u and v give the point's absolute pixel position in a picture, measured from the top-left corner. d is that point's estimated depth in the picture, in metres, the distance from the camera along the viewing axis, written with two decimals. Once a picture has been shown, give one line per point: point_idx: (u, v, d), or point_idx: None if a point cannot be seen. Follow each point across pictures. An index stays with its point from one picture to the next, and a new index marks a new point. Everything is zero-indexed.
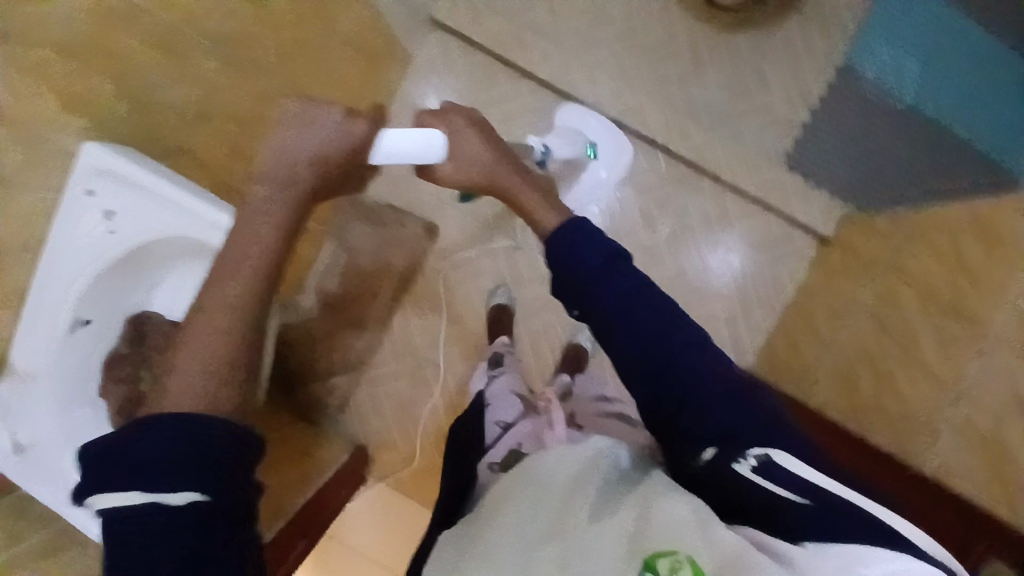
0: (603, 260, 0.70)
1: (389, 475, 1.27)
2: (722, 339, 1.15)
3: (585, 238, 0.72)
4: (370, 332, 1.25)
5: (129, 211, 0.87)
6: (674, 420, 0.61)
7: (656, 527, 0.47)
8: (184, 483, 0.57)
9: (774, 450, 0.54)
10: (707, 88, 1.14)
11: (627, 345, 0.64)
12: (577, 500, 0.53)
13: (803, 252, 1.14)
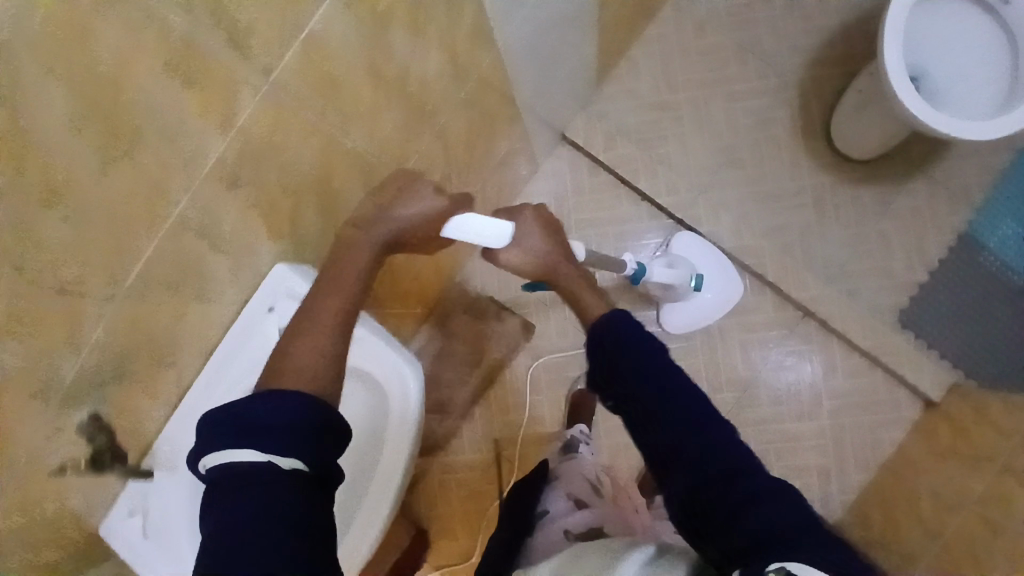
0: (643, 348, 0.66)
1: (446, 567, 1.23)
2: (812, 490, 1.13)
3: (629, 328, 0.68)
4: (450, 417, 1.26)
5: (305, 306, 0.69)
6: (699, 523, 0.54)
7: None
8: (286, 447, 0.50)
9: (791, 562, 0.46)
10: (827, 240, 1.15)
11: (654, 434, 0.60)
12: None
13: (906, 414, 1.12)
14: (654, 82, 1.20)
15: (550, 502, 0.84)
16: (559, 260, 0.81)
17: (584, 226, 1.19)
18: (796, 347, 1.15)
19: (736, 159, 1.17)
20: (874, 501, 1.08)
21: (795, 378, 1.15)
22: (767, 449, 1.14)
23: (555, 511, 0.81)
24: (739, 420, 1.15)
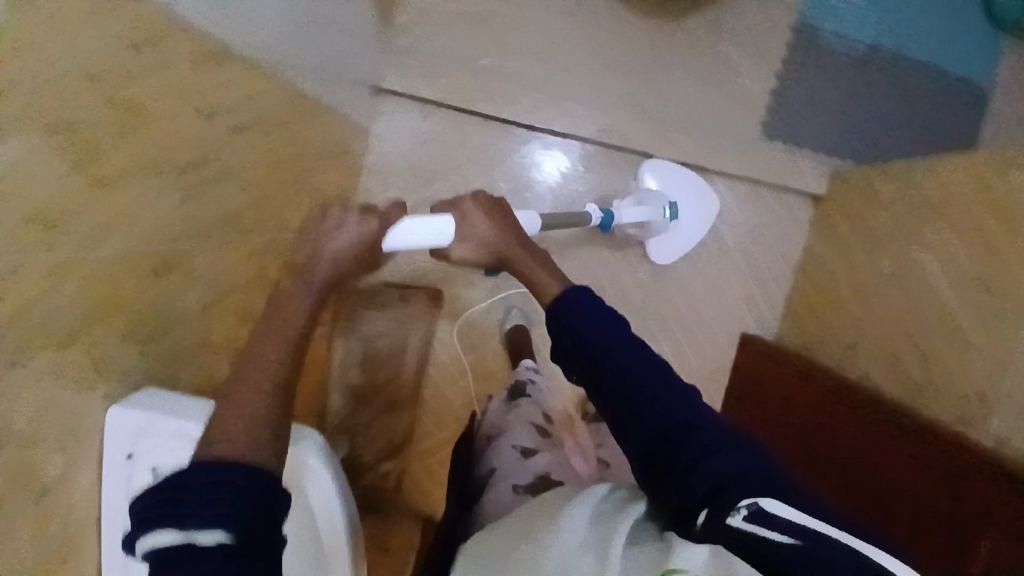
0: (602, 319, 0.65)
1: None
2: (745, 321, 1.20)
3: (594, 306, 0.66)
4: (406, 412, 1.21)
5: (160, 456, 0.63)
6: (663, 464, 0.53)
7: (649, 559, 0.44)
8: (210, 522, 0.46)
9: (764, 497, 0.46)
10: (679, 85, 1.10)
11: (623, 389, 0.58)
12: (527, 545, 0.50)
13: (800, 216, 1.16)
14: None
15: (494, 454, 0.80)
16: (508, 246, 0.83)
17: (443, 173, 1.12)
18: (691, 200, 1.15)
19: (564, 39, 1.09)
20: (801, 306, 1.14)
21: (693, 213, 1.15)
22: (696, 303, 1.19)
23: (501, 465, 0.77)
24: (661, 289, 1.18)
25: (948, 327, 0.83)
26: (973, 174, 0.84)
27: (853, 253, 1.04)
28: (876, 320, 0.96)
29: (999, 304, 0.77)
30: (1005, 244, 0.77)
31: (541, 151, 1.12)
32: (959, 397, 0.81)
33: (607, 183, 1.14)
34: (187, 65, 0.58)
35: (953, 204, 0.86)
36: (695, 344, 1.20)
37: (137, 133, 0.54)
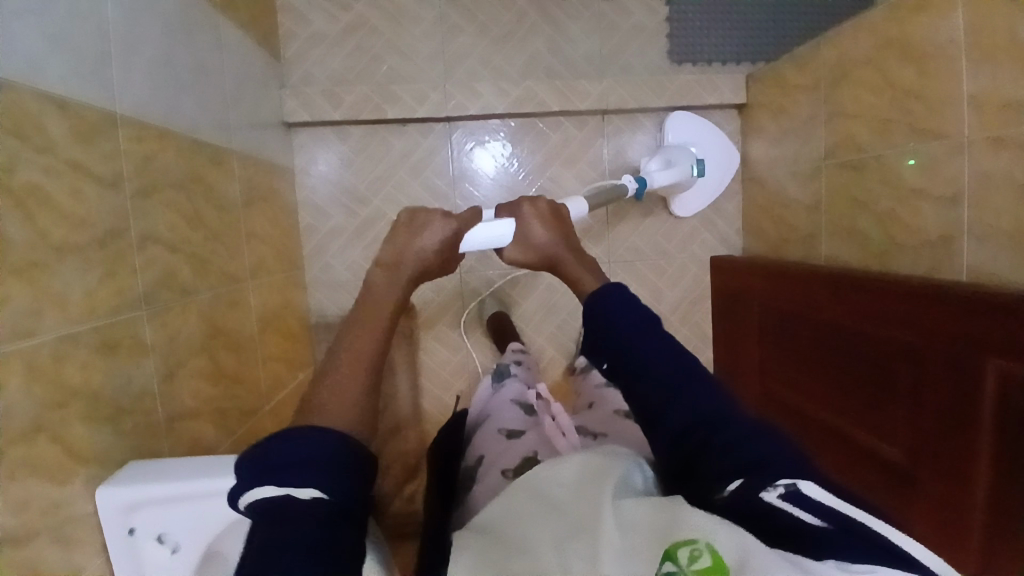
0: (638, 319, 0.64)
1: None
2: (709, 242, 1.21)
3: (633, 303, 0.66)
4: (411, 429, 1.21)
5: (182, 521, 0.62)
6: (692, 453, 0.55)
7: (678, 520, 0.47)
8: (307, 479, 0.48)
9: (802, 479, 0.48)
10: (575, 38, 1.11)
11: (656, 378, 0.59)
12: (576, 500, 0.53)
13: (730, 128, 1.17)
14: (325, 10, 1.07)
15: (484, 445, 0.82)
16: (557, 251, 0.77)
17: (377, 187, 1.14)
18: (634, 145, 1.16)
19: (451, 26, 1.09)
20: (755, 211, 1.15)
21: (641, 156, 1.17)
22: (655, 239, 1.20)
23: (490, 454, 0.79)
24: (620, 237, 1.19)
25: (890, 182, 0.84)
26: (869, 32, 0.85)
27: (785, 146, 1.05)
28: (825, 200, 0.97)
29: (924, 145, 0.77)
30: (915, 87, 0.78)
31: (474, 147, 1.14)
32: (919, 246, 0.80)
33: (537, 150, 1.14)
34: (68, 141, 0.57)
35: (859, 65, 0.87)
36: (667, 280, 1.21)
37: (35, 217, 0.53)
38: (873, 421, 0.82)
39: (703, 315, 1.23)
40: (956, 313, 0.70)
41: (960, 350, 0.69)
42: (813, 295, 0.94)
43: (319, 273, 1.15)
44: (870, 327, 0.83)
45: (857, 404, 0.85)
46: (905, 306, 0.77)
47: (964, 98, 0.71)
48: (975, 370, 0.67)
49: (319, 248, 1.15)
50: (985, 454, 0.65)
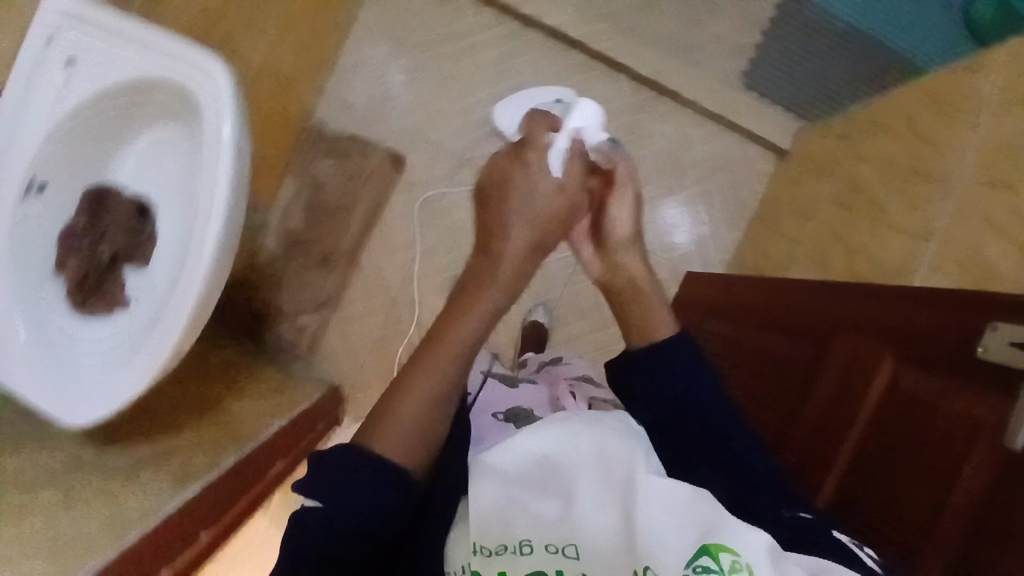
0: (700, 398, 0.60)
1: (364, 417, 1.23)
2: (691, 259, 1.22)
3: (700, 361, 0.62)
4: (338, 270, 1.19)
5: (93, 57, 0.70)
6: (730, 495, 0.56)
7: (716, 519, 0.44)
8: None
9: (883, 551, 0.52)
10: (667, 18, 1.19)
11: (708, 438, 0.58)
12: (606, 482, 0.47)
13: (762, 168, 1.20)
14: None
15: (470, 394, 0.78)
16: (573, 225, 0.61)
17: (434, 45, 1.18)
18: (674, 206, 1.21)
19: None
20: (747, 245, 1.17)
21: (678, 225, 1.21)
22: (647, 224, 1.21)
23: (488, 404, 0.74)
24: None
25: (876, 220, 0.85)
26: (917, 91, 0.89)
27: (801, 189, 1.09)
28: (814, 236, 0.98)
29: (919, 186, 0.79)
30: (934, 135, 0.80)
31: (537, 60, 1.18)
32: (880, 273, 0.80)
33: (585, 91, 1.18)
34: None
35: (896, 118, 0.91)
36: None
37: None
38: (765, 403, 0.81)
39: None
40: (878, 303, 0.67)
41: (863, 341, 0.67)
42: (750, 292, 0.93)
43: (340, 88, 1.18)
44: (795, 315, 0.80)
45: (756, 387, 0.84)
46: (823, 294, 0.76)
47: (970, 143, 0.73)
48: (872, 361, 0.65)
49: (352, 68, 1.18)
50: (847, 442, 0.64)
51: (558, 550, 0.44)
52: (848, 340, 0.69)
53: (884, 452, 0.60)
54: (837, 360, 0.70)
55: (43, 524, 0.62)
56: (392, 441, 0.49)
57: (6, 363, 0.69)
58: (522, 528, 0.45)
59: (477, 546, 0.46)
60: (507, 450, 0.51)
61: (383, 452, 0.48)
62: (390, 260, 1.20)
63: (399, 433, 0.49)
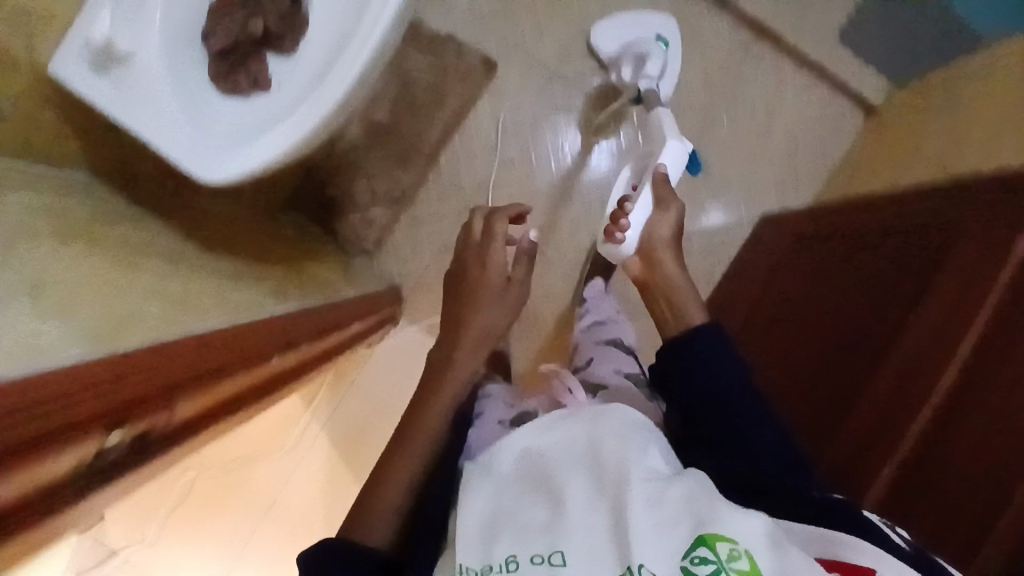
0: (721, 378, 0.67)
1: (422, 321, 1.23)
2: (769, 204, 1.22)
3: (727, 345, 0.70)
4: (415, 167, 1.18)
5: None
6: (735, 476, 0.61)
7: (713, 511, 0.50)
8: None
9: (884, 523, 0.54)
10: None
11: (717, 414, 0.66)
12: (593, 476, 0.57)
13: (849, 124, 1.21)
14: None
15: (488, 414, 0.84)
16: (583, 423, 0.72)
17: None
18: (756, 148, 1.21)
19: None
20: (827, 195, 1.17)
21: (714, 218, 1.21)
22: (728, 165, 1.21)
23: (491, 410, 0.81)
24: (702, 142, 1.21)
25: (990, 148, 0.84)
26: None
27: (894, 140, 1.09)
28: (912, 175, 0.98)
29: None
30: None
31: None
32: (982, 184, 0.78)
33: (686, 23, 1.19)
34: None
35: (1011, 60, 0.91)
36: (715, 208, 1.22)
37: None
38: (812, 425, 0.80)
39: (723, 260, 1.22)
40: (977, 261, 0.67)
41: (985, 258, 0.66)
42: (862, 229, 0.91)
43: None
44: (851, 314, 0.81)
45: (805, 407, 0.83)
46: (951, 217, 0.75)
47: None
48: (994, 273, 0.64)
49: None
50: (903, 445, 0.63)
51: (543, 561, 0.50)
52: (975, 254, 0.68)
53: (949, 454, 0.60)
54: (954, 276, 0.69)
55: (155, 280, 0.55)
56: (374, 529, 0.65)
57: (155, 117, 0.61)
58: (503, 548, 0.52)
59: (463, 566, 0.53)
60: (504, 449, 0.62)
61: (366, 535, 0.65)
62: (468, 165, 1.20)
63: (381, 523, 0.66)
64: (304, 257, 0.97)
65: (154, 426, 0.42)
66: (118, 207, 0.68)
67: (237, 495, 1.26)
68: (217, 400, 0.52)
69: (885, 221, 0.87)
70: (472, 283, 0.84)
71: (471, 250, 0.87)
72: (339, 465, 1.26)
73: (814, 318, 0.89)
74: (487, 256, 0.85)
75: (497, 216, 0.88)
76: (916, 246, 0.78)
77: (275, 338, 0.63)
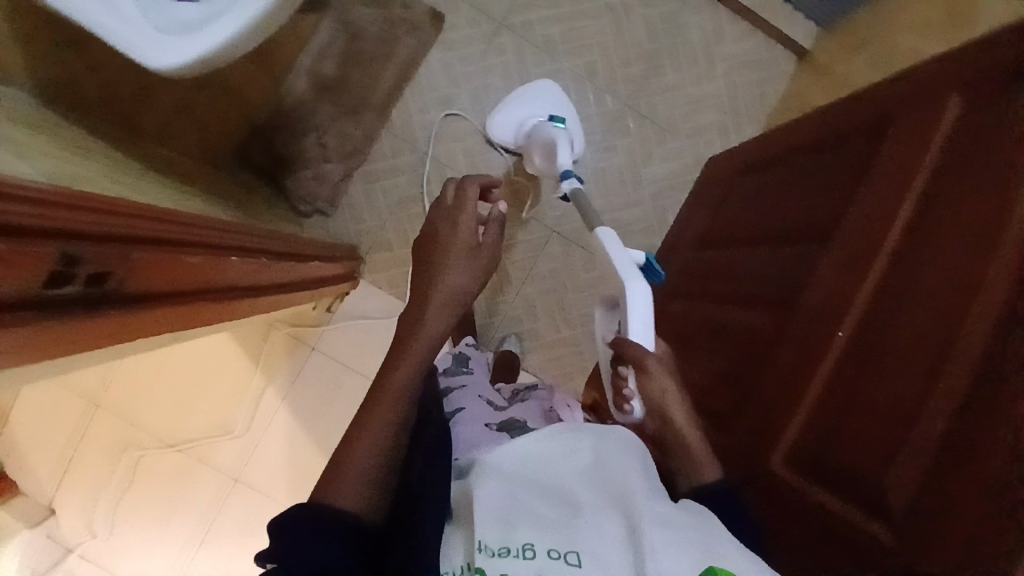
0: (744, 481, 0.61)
1: (382, 278, 1.21)
2: (714, 148, 1.26)
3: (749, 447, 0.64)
4: (365, 122, 1.18)
5: None
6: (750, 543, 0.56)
7: (724, 544, 0.45)
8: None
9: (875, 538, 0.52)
10: None
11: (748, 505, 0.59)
12: (606, 485, 0.50)
13: (784, 68, 1.26)
14: None
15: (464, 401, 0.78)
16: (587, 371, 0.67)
17: None
18: (699, 94, 1.26)
19: None
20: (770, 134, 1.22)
21: (654, 168, 1.25)
22: (674, 111, 1.26)
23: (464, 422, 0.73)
24: (647, 90, 1.25)
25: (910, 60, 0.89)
26: None
27: (826, 76, 1.14)
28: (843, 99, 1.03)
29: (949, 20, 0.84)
30: None
31: None
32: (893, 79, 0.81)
33: None
34: None
35: None
36: (664, 154, 1.26)
37: None
38: (737, 363, 0.82)
39: (675, 202, 1.25)
40: (896, 151, 0.70)
41: (906, 147, 0.68)
42: (788, 145, 0.94)
43: None
44: (782, 250, 0.83)
45: (731, 344, 0.85)
46: (866, 114, 0.78)
47: None
48: (912, 162, 0.67)
49: None
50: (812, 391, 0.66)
51: (559, 557, 0.44)
52: (892, 145, 0.71)
53: (866, 403, 0.59)
54: (880, 168, 0.71)
55: (107, 172, 0.55)
56: (345, 493, 0.54)
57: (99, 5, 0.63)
58: (526, 533, 0.45)
59: (480, 544, 0.45)
60: (512, 450, 0.52)
61: (337, 500, 0.53)
62: (420, 118, 1.20)
63: (349, 483, 0.54)
64: (260, 217, 0.94)
65: (111, 273, 0.40)
66: (56, 122, 0.66)
67: (195, 479, 1.18)
68: (183, 283, 0.50)
69: (822, 135, 0.86)
70: (434, 245, 0.69)
71: (437, 211, 0.73)
72: (303, 436, 1.19)
73: (745, 258, 0.91)
74: (444, 227, 0.71)
75: (469, 182, 0.73)
76: (844, 163, 0.78)
77: (232, 248, 0.60)
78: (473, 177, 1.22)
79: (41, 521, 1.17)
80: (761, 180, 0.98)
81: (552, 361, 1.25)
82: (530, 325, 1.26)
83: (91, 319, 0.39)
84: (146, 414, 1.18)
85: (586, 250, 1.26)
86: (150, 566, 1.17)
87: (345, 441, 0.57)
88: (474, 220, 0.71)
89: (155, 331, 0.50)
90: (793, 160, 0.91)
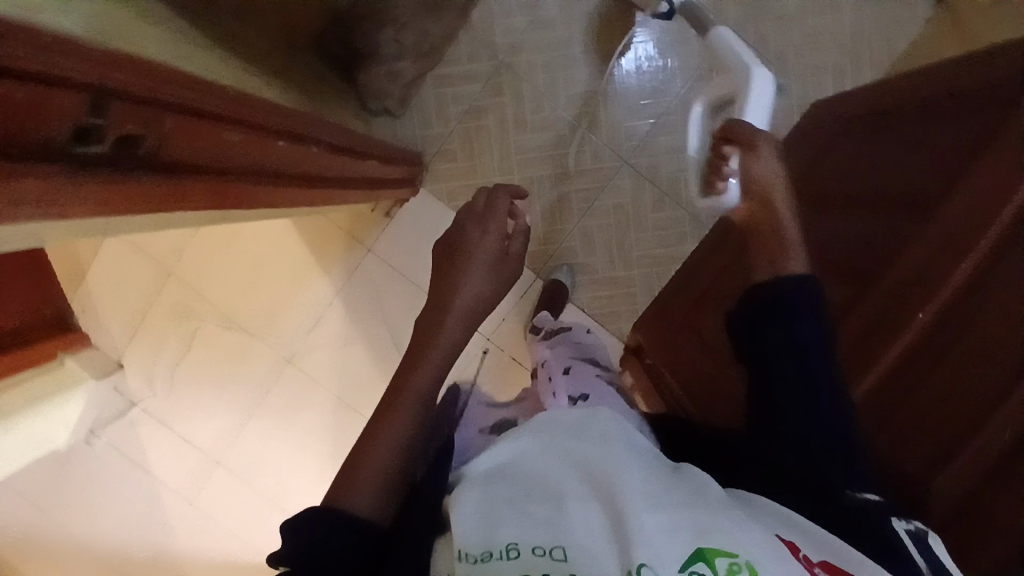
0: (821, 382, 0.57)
1: (443, 189, 1.19)
2: (822, 92, 1.12)
3: (818, 310, 0.60)
4: (446, 21, 1.11)
5: None
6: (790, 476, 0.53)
7: (718, 520, 0.39)
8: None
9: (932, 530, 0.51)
10: None
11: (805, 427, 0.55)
12: (589, 460, 0.43)
13: (924, 8, 1.09)
14: None
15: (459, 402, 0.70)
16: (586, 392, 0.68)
17: None
18: (814, 29, 1.12)
19: None
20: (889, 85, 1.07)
21: None
22: (783, 44, 1.12)
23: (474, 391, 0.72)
24: (755, 18, 1.12)
25: None
26: None
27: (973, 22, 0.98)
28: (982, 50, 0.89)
29: None
30: None
31: None
32: None
33: None
34: None
35: None
36: None
37: None
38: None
39: None
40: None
41: None
42: (904, 95, 0.82)
43: None
44: (878, 210, 0.74)
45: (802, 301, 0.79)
46: (1005, 62, 0.65)
47: None
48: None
49: None
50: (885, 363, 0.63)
51: (544, 553, 0.36)
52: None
53: (916, 402, 0.61)
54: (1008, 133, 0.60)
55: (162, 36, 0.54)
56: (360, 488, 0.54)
57: None
58: (508, 529, 0.38)
59: (462, 550, 0.37)
60: (492, 448, 0.46)
61: (352, 507, 0.53)
62: (502, 23, 1.14)
63: (367, 481, 0.54)
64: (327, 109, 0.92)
65: (144, 137, 0.39)
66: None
67: (250, 353, 1.28)
68: (218, 163, 0.49)
69: (950, 87, 0.73)
70: (462, 246, 0.71)
71: (469, 215, 0.74)
72: (353, 330, 1.25)
73: (839, 217, 0.82)
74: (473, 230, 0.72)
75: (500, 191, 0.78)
76: (965, 122, 0.67)
77: (278, 127, 0.58)
78: (550, 94, 1.16)
79: (109, 373, 1.28)
80: (867, 130, 0.87)
81: (603, 298, 1.22)
82: (587, 258, 1.21)
83: (129, 180, 0.39)
84: (212, 289, 1.26)
85: (657, 189, 1.18)
86: (207, 423, 1.30)
87: (363, 441, 0.57)
88: (500, 236, 0.73)
89: (202, 206, 0.50)
90: (908, 112, 0.79)
